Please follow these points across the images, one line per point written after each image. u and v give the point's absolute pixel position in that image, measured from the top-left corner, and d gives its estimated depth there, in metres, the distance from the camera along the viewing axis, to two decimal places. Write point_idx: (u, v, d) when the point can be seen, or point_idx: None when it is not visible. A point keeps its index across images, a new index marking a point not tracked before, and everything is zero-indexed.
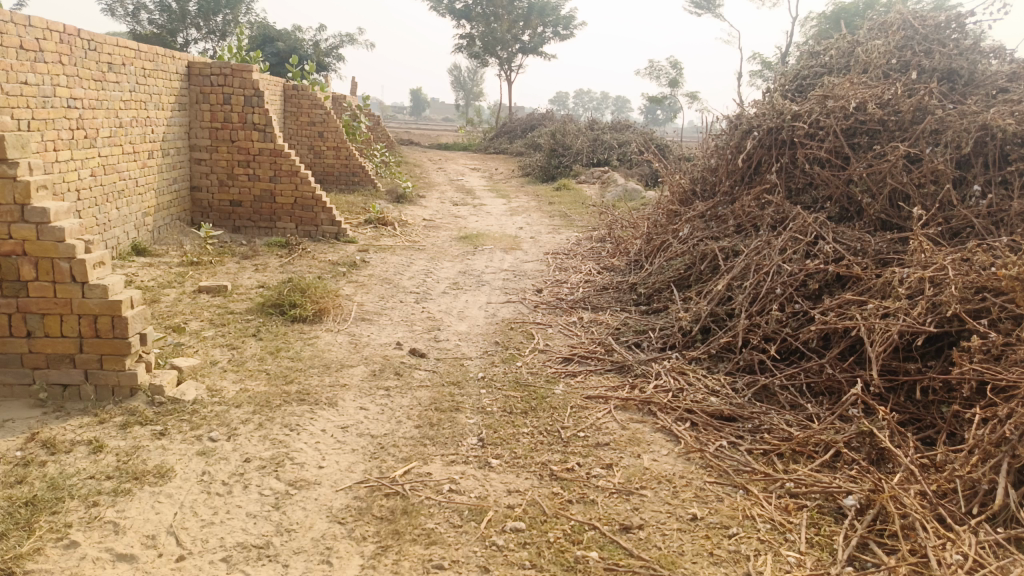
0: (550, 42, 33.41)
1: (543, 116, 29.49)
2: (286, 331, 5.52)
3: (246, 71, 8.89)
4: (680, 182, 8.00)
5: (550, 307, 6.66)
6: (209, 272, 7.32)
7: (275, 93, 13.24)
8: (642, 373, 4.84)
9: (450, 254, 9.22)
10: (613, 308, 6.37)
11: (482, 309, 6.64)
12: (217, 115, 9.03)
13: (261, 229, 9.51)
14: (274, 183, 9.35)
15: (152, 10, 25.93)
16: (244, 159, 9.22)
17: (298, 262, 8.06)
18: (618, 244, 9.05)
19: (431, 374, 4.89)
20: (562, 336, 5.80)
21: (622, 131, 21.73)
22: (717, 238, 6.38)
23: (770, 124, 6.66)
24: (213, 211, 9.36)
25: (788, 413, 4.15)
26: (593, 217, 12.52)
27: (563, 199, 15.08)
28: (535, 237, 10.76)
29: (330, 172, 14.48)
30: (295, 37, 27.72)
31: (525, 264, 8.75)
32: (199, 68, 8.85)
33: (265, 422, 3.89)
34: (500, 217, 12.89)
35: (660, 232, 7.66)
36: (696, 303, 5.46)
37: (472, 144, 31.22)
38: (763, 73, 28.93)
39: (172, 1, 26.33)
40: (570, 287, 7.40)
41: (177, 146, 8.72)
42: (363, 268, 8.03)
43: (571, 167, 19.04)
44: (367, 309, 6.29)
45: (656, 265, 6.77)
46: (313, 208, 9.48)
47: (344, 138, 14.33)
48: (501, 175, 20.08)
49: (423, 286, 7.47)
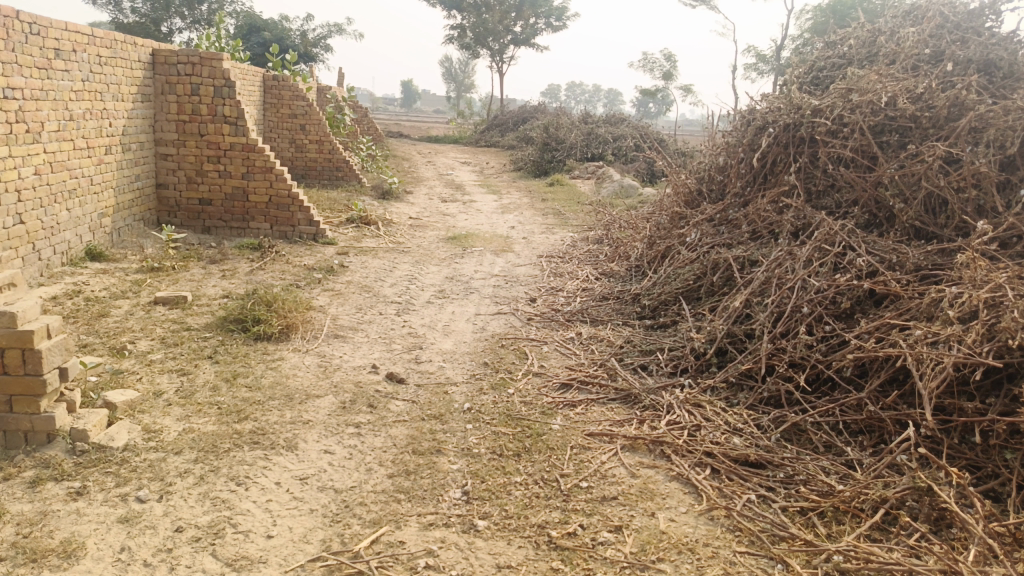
0: (543, 33, 32.74)
1: (535, 109, 28.83)
2: (247, 352, 4.89)
3: (216, 59, 8.23)
4: (685, 182, 7.39)
5: (544, 320, 6.05)
6: (170, 280, 6.67)
7: (253, 83, 12.55)
8: (651, 404, 4.24)
9: (436, 257, 8.59)
10: (613, 322, 5.76)
11: (470, 322, 6.02)
12: (185, 107, 8.35)
13: (233, 229, 8.84)
14: (247, 180, 8.69)
15: None
16: (214, 154, 8.55)
17: (270, 267, 7.41)
18: (617, 247, 8.43)
19: (410, 405, 4.28)
20: (559, 356, 5.18)
21: (617, 125, 21.10)
22: (730, 245, 5.78)
23: (787, 120, 6.06)
24: (181, 210, 8.68)
25: (825, 459, 3.56)
26: (588, 216, 11.91)
27: (557, 195, 14.46)
28: (527, 237, 10.14)
29: (313, 167, 13.79)
30: (282, 26, 26.91)
31: (518, 269, 8.12)
32: (165, 56, 8.16)
33: (208, 475, 3.27)
34: (491, 215, 12.25)
35: (664, 236, 7.05)
36: (709, 321, 4.85)
37: (463, 137, 30.54)
38: (758, 66, 28.39)
39: None
40: (565, 296, 6.78)
41: (139, 141, 8.03)
42: (342, 274, 7.39)
43: (564, 162, 18.41)
44: (342, 323, 5.66)
45: (662, 275, 6.17)
46: (289, 207, 8.82)
47: (328, 131, 13.65)
48: (492, 170, 19.43)
49: (405, 294, 6.84)
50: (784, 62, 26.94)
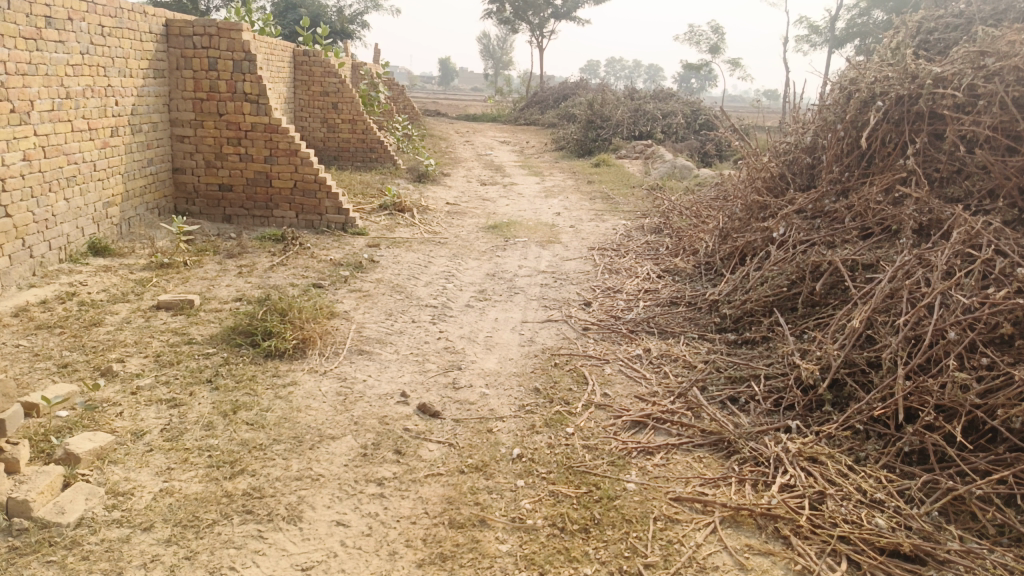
0: (585, 6, 31.42)
1: (577, 85, 27.66)
2: (254, 374, 4.10)
3: (234, 30, 7.45)
4: (764, 166, 6.38)
5: (604, 330, 5.15)
6: (179, 279, 5.93)
7: (282, 58, 11.79)
8: (752, 456, 3.35)
9: (476, 249, 7.73)
10: (687, 338, 4.85)
11: (516, 332, 5.16)
12: (201, 83, 7.59)
13: (256, 218, 8.09)
14: (270, 164, 7.92)
15: None
16: (234, 135, 7.79)
17: (292, 263, 6.63)
18: (680, 240, 7.46)
19: (447, 449, 3.44)
20: (625, 380, 4.29)
21: (666, 101, 19.90)
22: (831, 245, 4.80)
23: (901, 91, 5.02)
24: (199, 197, 7.94)
25: (1008, 552, 2.62)
26: (641, 200, 10.91)
27: (604, 177, 13.48)
28: (575, 226, 9.21)
29: (346, 148, 12.99)
30: (318, 2, 26.14)
31: (567, 264, 7.22)
32: (179, 27, 7.40)
33: (180, 567, 2.48)
34: (534, 199, 11.34)
35: (741, 230, 6.08)
36: (818, 344, 3.92)
37: (501, 114, 29.55)
38: (811, 38, 26.80)
39: None
40: (626, 298, 5.87)
41: (151, 121, 7.29)
42: (371, 271, 6.58)
43: (610, 141, 17.35)
44: (368, 334, 4.84)
45: (744, 278, 5.22)
46: (316, 194, 8.04)
47: (361, 109, 12.83)
48: (533, 150, 18.45)
49: (441, 296, 6.00)
50: (840, 33, 25.35)
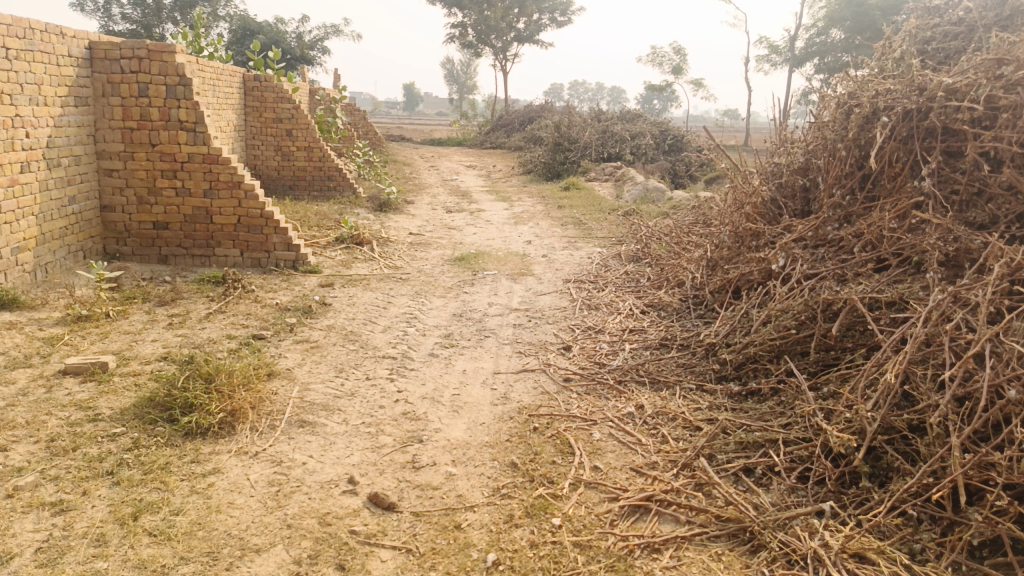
0: (547, 29, 31.26)
1: (542, 108, 27.32)
2: (168, 461, 3.36)
3: (167, 52, 6.76)
4: (753, 188, 5.84)
5: (588, 381, 4.51)
6: (97, 335, 5.15)
7: (230, 84, 11.08)
8: (783, 553, 2.71)
9: (441, 286, 7.06)
10: (683, 390, 4.24)
11: (488, 386, 4.49)
12: (131, 111, 6.86)
13: (196, 257, 7.33)
14: (210, 199, 7.19)
15: (124, 4, 23.83)
16: (169, 168, 7.05)
17: (232, 309, 5.88)
18: (662, 270, 6.88)
19: (405, 558, 2.75)
20: (617, 448, 3.64)
21: (633, 122, 19.57)
22: (842, 279, 4.24)
23: (909, 105, 4.52)
24: (131, 236, 7.16)
25: None
26: (614, 225, 10.36)
27: (575, 200, 12.96)
28: (548, 255, 8.60)
29: (302, 177, 12.27)
30: (276, 28, 25.47)
31: (541, 299, 6.58)
32: (104, 50, 6.67)
33: None
34: (502, 227, 10.72)
35: (733, 260, 5.51)
36: (844, 403, 3.32)
37: (467, 138, 29.10)
38: (772, 57, 26.88)
39: None
40: (610, 340, 5.24)
41: (73, 154, 6.52)
42: (322, 315, 5.86)
43: (579, 163, 16.87)
44: (314, 398, 4.13)
45: (742, 317, 4.64)
46: (262, 229, 7.30)
47: (317, 136, 12.13)
48: (500, 174, 17.88)
49: (401, 343, 5.30)
50: (799, 53, 25.45)
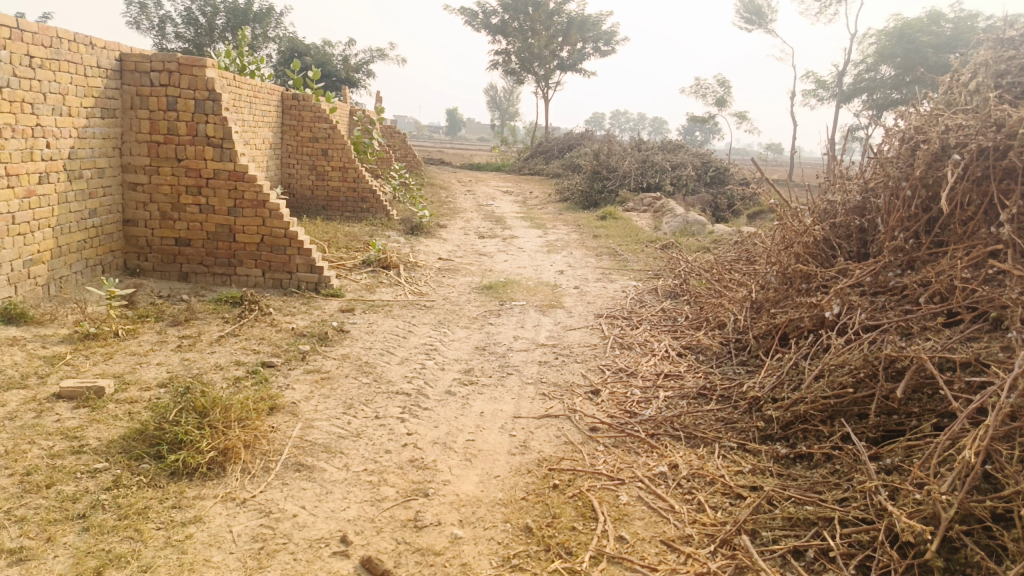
0: (590, 58, 31.16)
1: (582, 136, 27.10)
2: (147, 505, 3.04)
3: (197, 66, 6.62)
4: (803, 227, 5.41)
5: (616, 432, 4.11)
6: (101, 355, 4.91)
7: (268, 101, 11.02)
8: None
9: (466, 315, 6.72)
10: (723, 449, 3.82)
11: (507, 432, 4.12)
12: (158, 125, 6.72)
13: (217, 276, 7.12)
14: (234, 217, 6.99)
15: (179, 24, 24.36)
16: (194, 184, 6.88)
17: (245, 332, 5.62)
18: (702, 309, 6.45)
19: None
20: (646, 515, 3.23)
21: (675, 152, 19.18)
22: (907, 333, 3.79)
23: (985, 142, 4.08)
24: (153, 252, 6.99)
25: None
26: (652, 258, 9.95)
27: (612, 230, 12.59)
28: (580, 287, 8.23)
29: (335, 197, 12.12)
30: (322, 50, 25.75)
31: (570, 335, 6.20)
32: (135, 62, 6.57)
33: None
34: (534, 255, 10.38)
35: (781, 304, 5.07)
36: (912, 481, 2.88)
37: (505, 164, 28.97)
38: (819, 92, 26.31)
39: (200, 15, 24.75)
40: (642, 385, 4.83)
41: (97, 165, 6.38)
42: (338, 343, 5.56)
43: (617, 193, 16.49)
44: (317, 438, 3.79)
45: (791, 368, 4.21)
46: (285, 249, 7.07)
47: (352, 156, 11.98)
48: (536, 200, 17.59)
49: (418, 378, 4.96)
50: (847, 88, 24.81)
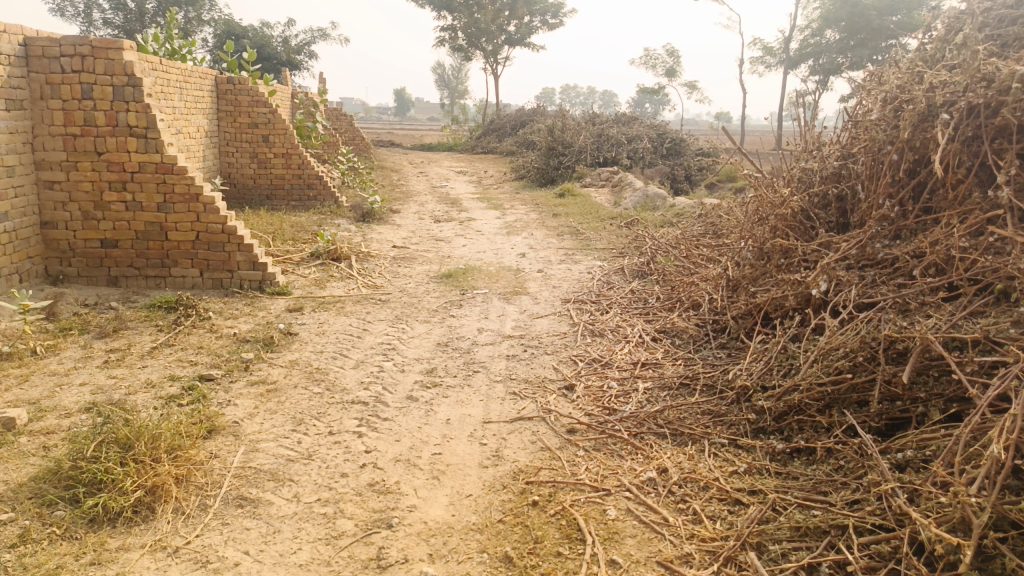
0: (539, 32, 30.59)
1: (534, 112, 26.63)
2: (60, 564, 2.57)
3: (114, 48, 5.98)
4: (778, 198, 5.11)
5: (597, 433, 3.76)
6: (14, 378, 4.34)
7: (202, 86, 10.30)
8: None
9: (425, 308, 6.29)
10: (713, 447, 3.50)
11: (477, 440, 3.73)
12: (74, 115, 6.07)
13: (150, 278, 6.54)
14: (165, 213, 6.41)
15: (105, 9, 23.01)
16: (118, 179, 6.28)
17: (181, 342, 5.10)
18: (673, 289, 6.14)
19: None
20: (639, 531, 2.88)
21: (629, 125, 18.90)
22: (905, 310, 3.52)
23: (976, 99, 3.80)
24: (76, 256, 6.36)
25: None
26: (614, 235, 9.63)
27: (571, 207, 12.25)
28: (544, 269, 7.86)
29: (280, 185, 11.49)
30: (261, 32, 24.66)
31: (537, 324, 5.83)
32: (42, 47, 5.90)
33: None
34: (493, 237, 9.96)
35: (760, 281, 4.77)
36: (933, 480, 2.58)
37: (457, 143, 28.36)
38: (767, 59, 26.30)
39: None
40: (619, 376, 4.48)
41: (5, 163, 5.72)
42: (286, 348, 5.08)
43: (574, 169, 16.13)
44: (263, 465, 3.35)
45: (779, 353, 3.91)
46: (224, 246, 6.52)
47: (296, 142, 11.34)
48: (491, 180, 17.13)
49: (375, 382, 4.53)
50: (795, 54, 24.80)
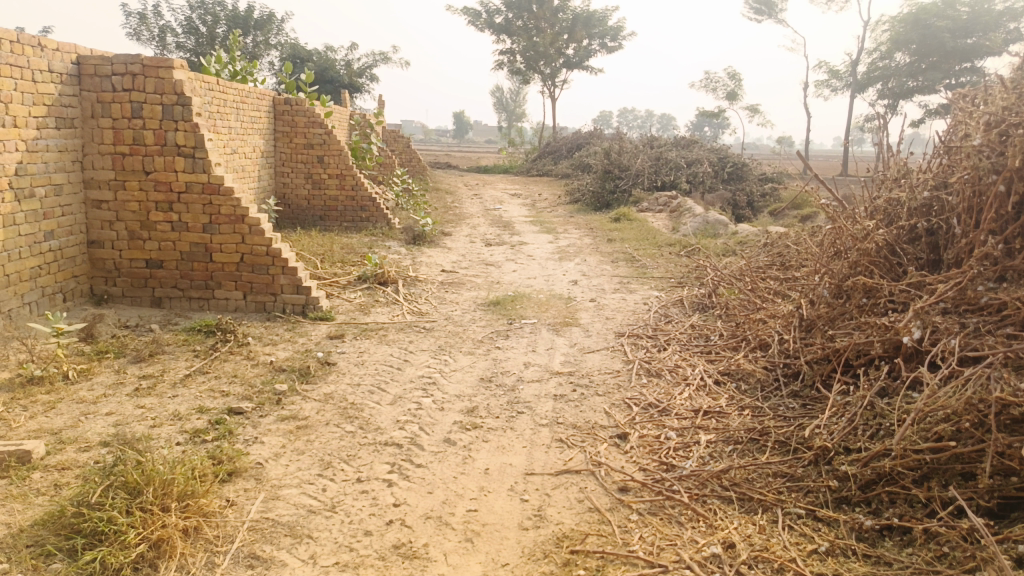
0: (598, 55, 30.39)
1: (591, 134, 26.33)
2: None
3: (164, 67, 5.91)
4: (859, 231, 4.62)
5: (653, 494, 3.34)
6: (42, 405, 4.18)
7: (259, 107, 10.33)
8: None
9: (470, 339, 5.97)
10: (788, 518, 3.05)
11: (519, 495, 3.36)
12: (123, 134, 6.02)
13: (193, 300, 6.41)
14: (209, 234, 6.28)
15: (179, 33, 23.80)
16: (165, 199, 6.19)
17: (215, 370, 4.89)
18: (739, 326, 5.66)
19: None
20: None
21: (689, 148, 18.40)
22: (1020, 367, 3.03)
23: None
24: (121, 276, 6.28)
25: None
26: (672, 263, 9.17)
27: (627, 233, 11.83)
28: (597, 299, 7.47)
29: (333, 206, 11.41)
30: (325, 55, 25.15)
31: (589, 360, 5.44)
32: (93, 65, 5.87)
33: None
34: (545, 263, 9.62)
35: (839, 324, 4.29)
36: None
37: (513, 165, 28.26)
38: (833, 82, 25.44)
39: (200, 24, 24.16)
40: (679, 425, 4.05)
41: (52, 182, 5.67)
42: (322, 380, 4.82)
43: (630, 193, 15.71)
44: (281, 518, 3.05)
45: (865, 409, 3.44)
46: (268, 269, 6.35)
47: (349, 162, 11.27)
48: (545, 203, 16.82)
49: (413, 422, 4.22)
50: (863, 77, 23.89)
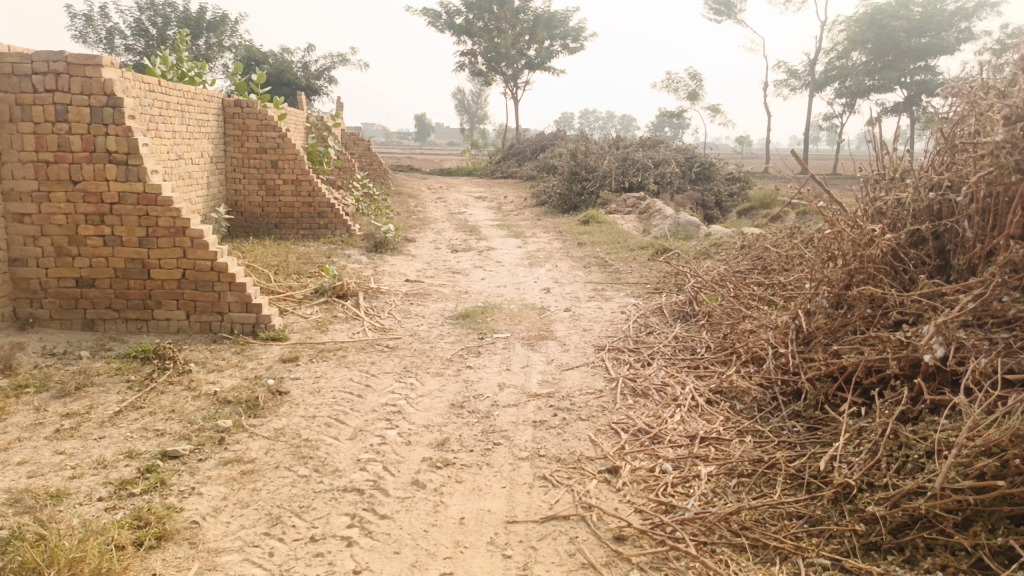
0: (560, 56, 30.09)
1: (555, 136, 26.00)
2: None
3: (92, 65, 5.31)
4: (860, 235, 4.26)
5: (654, 543, 2.92)
6: None
7: (206, 109, 9.69)
8: None
9: (438, 357, 5.49)
10: (812, 571, 2.64)
11: (500, 551, 2.90)
12: (46, 140, 5.40)
13: (130, 321, 5.82)
14: (147, 249, 5.70)
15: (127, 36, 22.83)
16: (96, 211, 5.58)
17: (151, 404, 4.33)
18: (726, 337, 5.29)
19: None
20: None
21: (655, 148, 18.16)
22: None
23: None
24: (48, 296, 5.66)
25: None
26: (647, 268, 8.81)
27: (597, 235, 11.47)
28: (571, 308, 7.05)
29: (288, 213, 10.82)
30: (281, 58, 24.39)
31: (568, 378, 5.00)
32: (11, 64, 5.26)
33: None
34: (515, 269, 9.19)
35: (843, 338, 3.92)
36: None
37: (477, 168, 27.80)
38: (791, 81, 25.53)
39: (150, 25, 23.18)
40: (674, 456, 3.63)
41: None
42: (273, 412, 4.29)
43: (598, 194, 15.36)
44: None
45: (887, 438, 3.06)
46: (213, 286, 5.80)
47: (306, 167, 10.68)
48: (511, 205, 16.40)
49: (376, 460, 3.73)
50: (820, 77, 23.99)
